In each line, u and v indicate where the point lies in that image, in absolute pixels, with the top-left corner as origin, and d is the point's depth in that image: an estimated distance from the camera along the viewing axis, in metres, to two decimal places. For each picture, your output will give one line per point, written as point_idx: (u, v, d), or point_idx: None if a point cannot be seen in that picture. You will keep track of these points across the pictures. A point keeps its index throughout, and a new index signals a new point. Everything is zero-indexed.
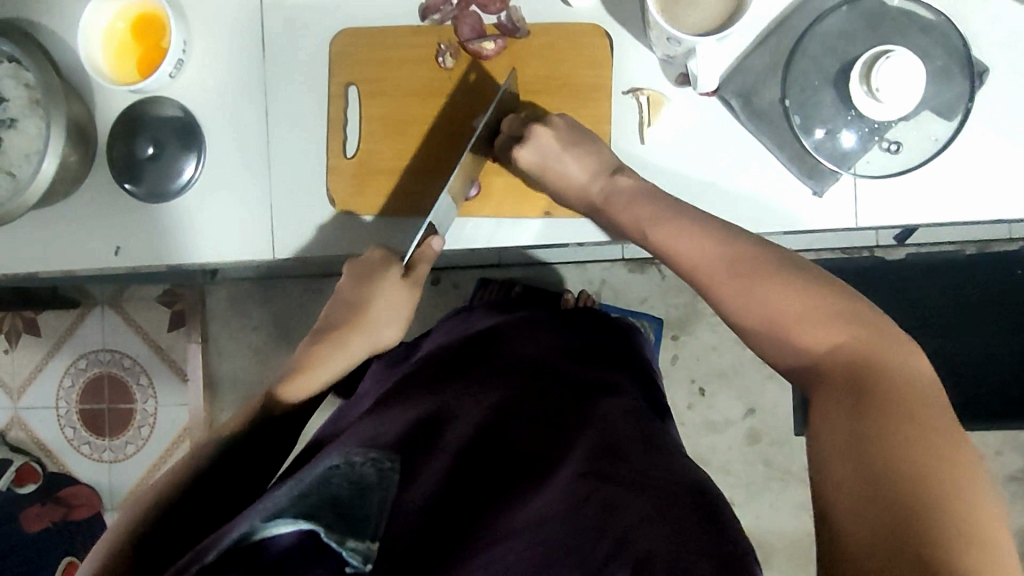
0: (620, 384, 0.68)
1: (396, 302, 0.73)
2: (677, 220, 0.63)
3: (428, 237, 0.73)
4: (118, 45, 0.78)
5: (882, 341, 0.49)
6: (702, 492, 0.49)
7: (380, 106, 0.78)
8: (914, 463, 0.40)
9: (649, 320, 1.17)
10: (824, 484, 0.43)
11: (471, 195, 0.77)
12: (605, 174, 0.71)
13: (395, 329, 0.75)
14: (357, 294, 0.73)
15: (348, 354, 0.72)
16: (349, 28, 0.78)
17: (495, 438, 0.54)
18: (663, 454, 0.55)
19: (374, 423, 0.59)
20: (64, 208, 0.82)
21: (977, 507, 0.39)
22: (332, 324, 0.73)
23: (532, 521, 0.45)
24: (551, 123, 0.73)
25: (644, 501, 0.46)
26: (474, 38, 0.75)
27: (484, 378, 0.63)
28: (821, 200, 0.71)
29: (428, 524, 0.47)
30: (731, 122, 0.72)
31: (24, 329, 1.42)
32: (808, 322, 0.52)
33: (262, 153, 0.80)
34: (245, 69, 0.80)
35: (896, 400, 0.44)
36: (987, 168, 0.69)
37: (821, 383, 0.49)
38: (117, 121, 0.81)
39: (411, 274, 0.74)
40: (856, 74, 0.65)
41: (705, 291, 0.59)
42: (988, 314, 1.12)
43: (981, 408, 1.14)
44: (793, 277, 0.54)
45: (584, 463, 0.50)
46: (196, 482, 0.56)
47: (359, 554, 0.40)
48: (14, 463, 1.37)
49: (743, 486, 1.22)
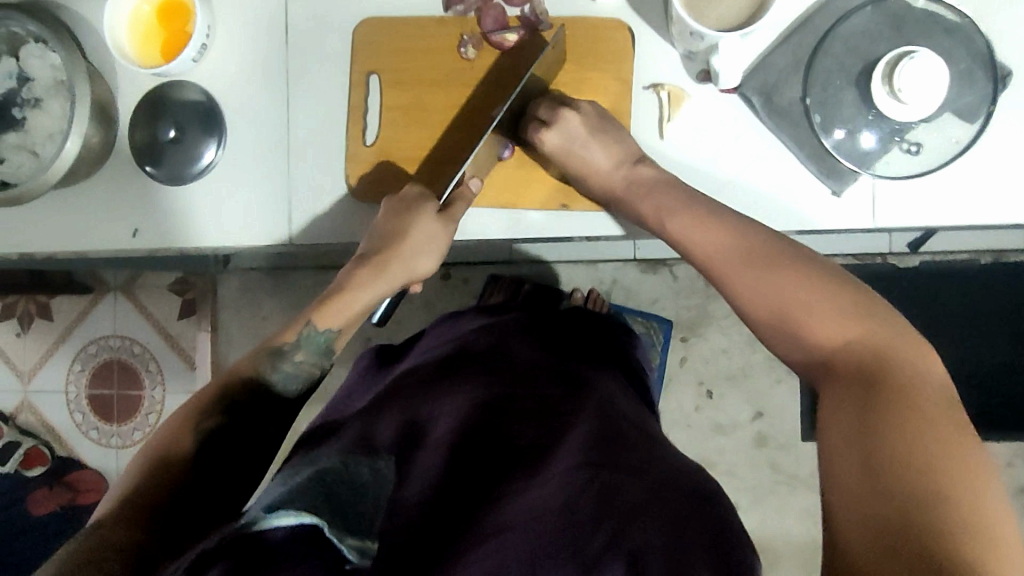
0: (614, 379, 0.69)
1: (434, 235, 0.74)
2: (698, 210, 0.63)
3: (467, 176, 0.73)
4: (145, 28, 0.79)
5: (895, 338, 0.48)
6: (688, 490, 0.52)
7: (401, 94, 0.79)
8: (920, 459, 0.40)
9: (659, 321, 1.21)
10: (828, 474, 0.43)
11: (505, 157, 0.76)
12: (630, 163, 0.71)
13: (432, 257, 0.76)
14: (394, 225, 0.73)
15: (389, 280, 0.74)
16: (370, 17, 0.79)
17: (492, 430, 0.54)
18: (653, 449, 0.56)
19: (369, 424, 0.59)
20: (85, 189, 0.83)
21: (984, 505, 0.38)
22: (370, 253, 0.74)
23: (526, 514, 0.45)
24: (580, 109, 0.73)
25: (639, 488, 0.49)
26: (497, 30, 0.75)
27: (477, 372, 0.64)
28: (840, 199, 0.71)
29: (426, 521, 0.47)
30: (751, 119, 0.72)
31: (37, 313, 1.43)
32: (825, 313, 0.51)
33: (281, 139, 0.81)
34: (268, 56, 0.81)
35: (907, 393, 0.44)
36: (1007, 172, 0.69)
37: (830, 379, 0.48)
38: (139, 105, 0.82)
39: (447, 213, 0.74)
40: (878, 74, 0.65)
41: (719, 285, 0.59)
42: (1001, 323, 1.12)
43: (992, 418, 1.13)
44: (808, 272, 0.53)
45: (578, 453, 0.51)
46: (196, 462, 0.60)
47: (357, 551, 0.40)
48: (21, 446, 1.38)
49: (748, 490, 1.21)
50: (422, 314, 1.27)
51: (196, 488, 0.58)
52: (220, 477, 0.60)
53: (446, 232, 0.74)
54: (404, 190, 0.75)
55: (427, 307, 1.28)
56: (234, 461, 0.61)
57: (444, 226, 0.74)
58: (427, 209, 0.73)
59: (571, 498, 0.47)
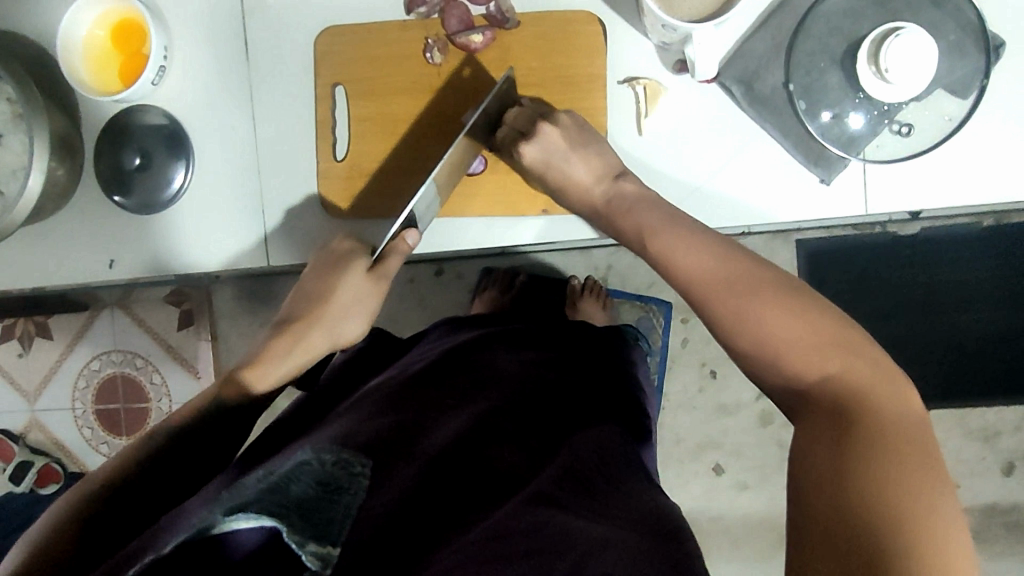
0: (598, 401, 0.66)
1: (362, 294, 0.72)
2: (679, 230, 0.59)
3: (404, 230, 0.70)
4: (97, 52, 0.76)
5: (871, 371, 0.46)
6: (659, 526, 0.48)
7: (370, 105, 0.76)
8: (894, 503, 0.38)
9: (657, 303, 1.18)
10: (798, 514, 0.40)
11: (476, 170, 0.75)
12: (610, 177, 0.68)
13: (359, 321, 0.73)
14: (318, 285, 0.71)
15: (308, 349, 0.69)
16: (332, 25, 0.76)
17: (476, 454, 0.51)
18: (630, 490, 0.53)
19: (353, 420, 0.56)
20: (55, 221, 0.81)
21: (956, 555, 0.37)
22: (294, 316, 0.71)
23: (484, 537, 0.42)
24: (559, 122, 0.69)
25: (601, 527, 0.45)
26: (462, 30, 0.72)
27: (466, 389, 0.61)
28: (829, 187, 0.68)
29: (390, 528, 0.44)
30: (731, 108, 0.69)
31: (37, 333, 1.40)
32: (800, 351, 0.48)
33: (251, 159, 0.78)
34: (229, 74, 0.78)
35: (886, 433, 0.41)
36: (1000, 148, 0.66)
37: (807, 415, 0.45)
38: (103, 133, 0.79)
39: (379, 268, 0.72)
40: (864, 52, 0.62)
41: (698, 308, 0.54)
42: (1014, 288, 1.07)
43: (1005, 385, 1.09)
44: (788, 298, 0.50)
45: (545, 488, 0.48)
46: (158, 456, 0.56)
47: (317, 558, 0.40)
48: (34, 465, 1.38)
49: (758, 469, 1.19)
50: (419, 312, 1.25)
51: (153, 498, 0.54)
52: (182, 473, 0.56)
53: (378, 289, 0.73)
54: (332, 246, 0.74)
55: (423, 303, 1.25)
56: (198, 468, 0.57)
57: (375, 282, 0.72)
58: (358, 263, 0.71)
59: (534, 524, 0.43)
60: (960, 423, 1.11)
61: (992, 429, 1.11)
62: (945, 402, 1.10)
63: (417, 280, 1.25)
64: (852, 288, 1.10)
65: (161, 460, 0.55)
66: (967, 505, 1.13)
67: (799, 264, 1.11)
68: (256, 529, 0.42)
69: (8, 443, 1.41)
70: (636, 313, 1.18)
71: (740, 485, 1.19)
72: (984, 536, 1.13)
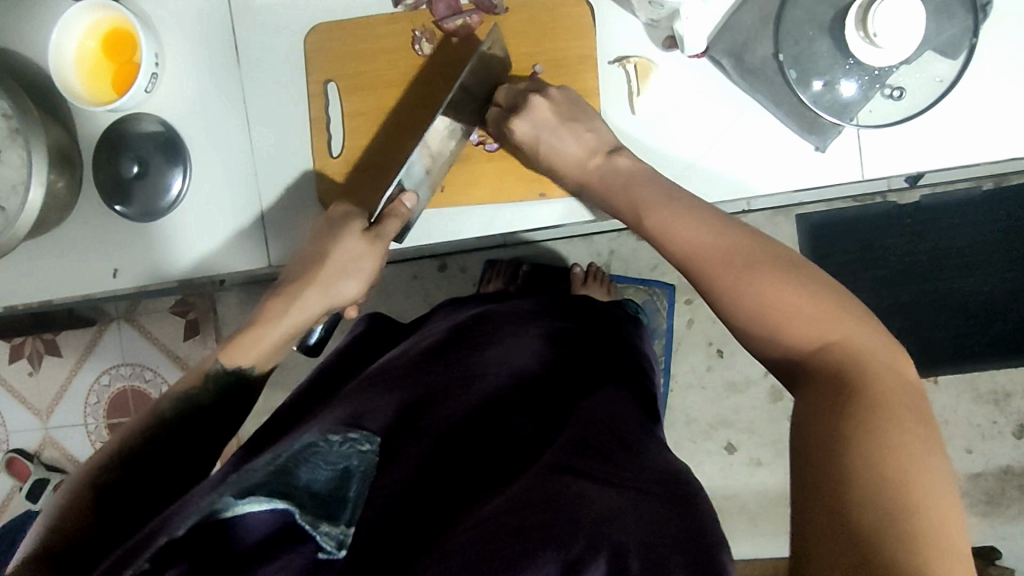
0: (604, 370, 0.66)
1: (358, 256, 0.71)
2: (677, 207, 0.59)
3: (401, 194, 0.71)
4: (90, 64, 0.77)
5: (869, 337, 0.47)
6: (669, 490, 0.48)
7: (362, 100, 0.77)
8: (892, 467, 0.38)
9: (660, 287, 1.17)
10: (803, 478, 0.41)
11: (491, 149, 0.76)
12: (603, 152, 0.68)
13: (358, 282, 0.72)
14: (317, 248, 0.71)
15: (305, 307, 0.70)
16: (322, 22, 0.76)
17: (484, 430, 0.51)
18: (638, 458, 0.52)
19: (364, 397, 0.56)
20: (60, 234, 0.81)
21: (950, 516, 0.37)
22: (292, 277, 0.71)
23: (500, 510, 0.42)
24: (550, 96, 0.70)
25: (616, 496, 0.45)
26: (449, 16, 0.73)
27: (472, 361, 0.60)
28: (824, 154, 0.69)
29: (398, 512, 0.45)
30: (721, 81, 0.70)
31: (46, 351, 1.41)
32: (804, 324, 0.48)
33: (248, 159, 0.79)
34: (221, 76, 0.78)
35: (883, 403, 0.42)
36: (993, 108, 0.66)
37: (812, 382, 0.46)
38: (99, 142, 0.80)
39: (375, 229, 0.71)
40: (852, 20, 0.63)
41: (695, 282, 0.55)
42: (1017, 249, 1.07)
43: (1011, 346, 1.09)
44: (785, 270, 0.50)
45: (558, 458, 0.47)
46: (171, 433, 0.58)
47: (332, 539, 0.41)
48: (49, 482, 1.39)
49: (770, 445, 1.19)
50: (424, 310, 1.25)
51: (161, 482, 0.54)
52: (194, 448, 0.58)
53: (375, 250, 0.71)
54: (329, 213, 0.73)
55: (428, 299, 1.25)
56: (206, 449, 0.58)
57: (371, 242, 0.71)
58: (354, 224, 0.71)
59: (549, 496, 0.43)
60: (970, 386, 1.11)
61: (1002, 391, 1.10)
62: (952, 366, 1.10)
63: (422, 277, 1.25)
64: (855, 258, 1.10)
65: (156, 450, 0.56)
66: (983, 469, 1.11)
67: (799, 236, 1.12)
68: (265, 517, 0.42)
69: (24, 462, 1.41)
70: (640, 297, 1.18)
71: (754, 461, 1.19)
72: (1004, 500, 1.11)
